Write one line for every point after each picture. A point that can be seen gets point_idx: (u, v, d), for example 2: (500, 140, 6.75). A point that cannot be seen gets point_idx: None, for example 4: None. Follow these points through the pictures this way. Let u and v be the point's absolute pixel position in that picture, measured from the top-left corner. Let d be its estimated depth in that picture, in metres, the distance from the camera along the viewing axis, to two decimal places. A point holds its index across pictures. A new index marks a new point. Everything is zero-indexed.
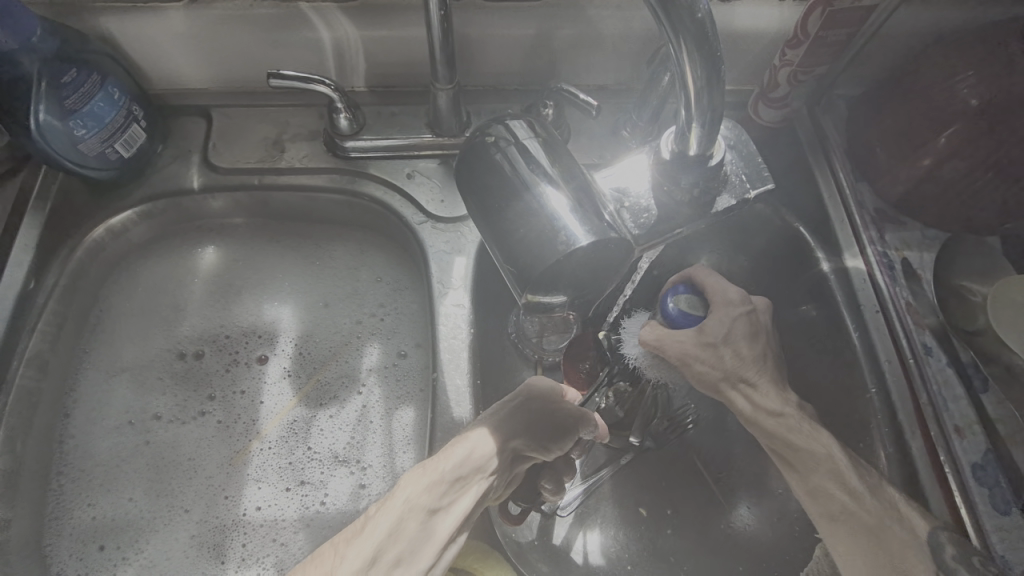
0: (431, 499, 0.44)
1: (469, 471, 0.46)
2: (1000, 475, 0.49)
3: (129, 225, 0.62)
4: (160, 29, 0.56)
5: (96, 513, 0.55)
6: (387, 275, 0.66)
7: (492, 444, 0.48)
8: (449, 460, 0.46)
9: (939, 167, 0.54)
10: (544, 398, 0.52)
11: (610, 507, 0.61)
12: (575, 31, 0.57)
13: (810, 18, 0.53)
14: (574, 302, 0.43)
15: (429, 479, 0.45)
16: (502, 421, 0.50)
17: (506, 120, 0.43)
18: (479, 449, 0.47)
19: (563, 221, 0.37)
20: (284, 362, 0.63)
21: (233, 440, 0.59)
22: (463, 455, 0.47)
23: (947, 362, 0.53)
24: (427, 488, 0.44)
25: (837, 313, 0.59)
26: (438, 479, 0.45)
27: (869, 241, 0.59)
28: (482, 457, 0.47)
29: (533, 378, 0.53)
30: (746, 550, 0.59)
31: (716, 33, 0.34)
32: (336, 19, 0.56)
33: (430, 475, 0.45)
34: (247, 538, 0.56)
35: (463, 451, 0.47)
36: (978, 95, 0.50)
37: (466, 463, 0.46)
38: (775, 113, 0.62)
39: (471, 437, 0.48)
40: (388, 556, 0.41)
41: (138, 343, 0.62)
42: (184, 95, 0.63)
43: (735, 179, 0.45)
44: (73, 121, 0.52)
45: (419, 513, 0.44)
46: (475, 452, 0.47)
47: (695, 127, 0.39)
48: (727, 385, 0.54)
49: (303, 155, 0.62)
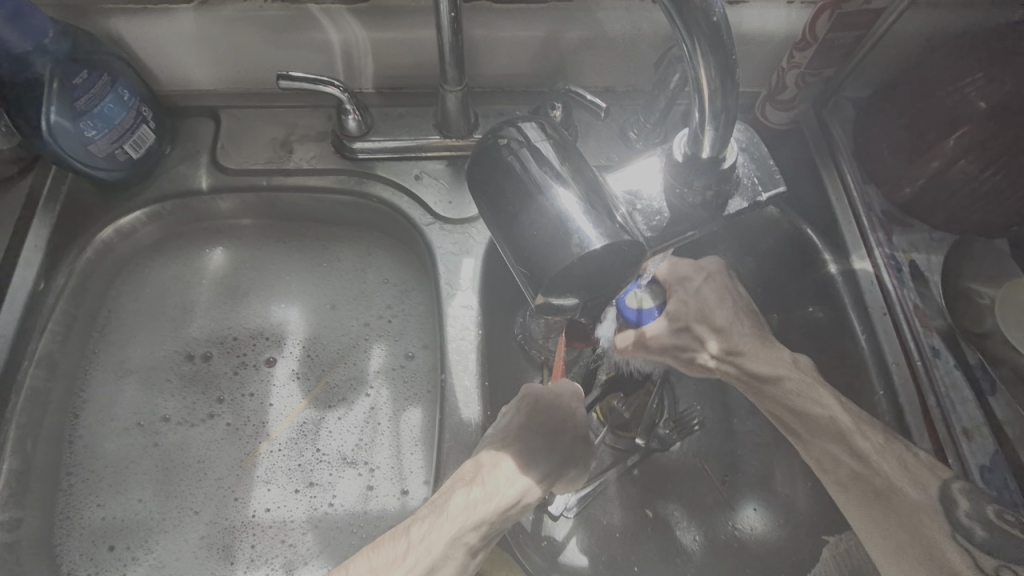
0: (475, 536, 0.44)
1: (514, 511, 0.46)
2: (1008, 478, 0.49)
3: (138, 225, 0.62)
4: (169, 30, 0.56)
5: (105, 513, 0.55)
6: (395, 277, 0.66)
7: (539, 489, 0.48)
8: (496, 500, 0.45)
9: (948, 169, 0.54)
10: (574, 431, 0.51)
11: (617, 508, 0.61)
12: (584, 34, 0.57)
13: (819, 20, 0.53)
14: (586, 305, 0.43)
15: (475, 519, 0.44)
16: (531, 448, 0.49)
17: (517, 122, 0.43)
18: (526, 493, 0.47)
19: (577, 223, 0.37)
20: (292, 363, 0.63)
21: (242, 441, 0.59)
22: (513, 497, 0.46)
23: (955, 364, 0.54)
24: (474, 527, 0.44)
25: (845, 314, 0.59)
26: (487, 516, 0.45)
27: (876, 242, 0.59)
28: (526, 501, 0.47)
29: (569, 403, 0.53)
30: (753, 552, 0.59)
31: (730, 35, 0.34)
32: (346, 21, 0.56)
33: (483, 515, 0.45)
34: (256, 539, 0.56)
35: (512, 492, 0.46)
36: (986, 98, 0.50)
37: (512, 504, 0.46)
38: (782, 115, 0.63)
39: (520, 479, 0.47)
40: None
41: (147, 344, 0.62)
42: (191, 95, 0.63)
43: (746, 181, 0.45)
44: (84, 122, 0.52)
45: (459, 551, 0.44)
46: (522, 494, 0.47)
47: (708, 129, 0.39)
48: (720, 353, 0.55)
49: (311, 156, 0.62)
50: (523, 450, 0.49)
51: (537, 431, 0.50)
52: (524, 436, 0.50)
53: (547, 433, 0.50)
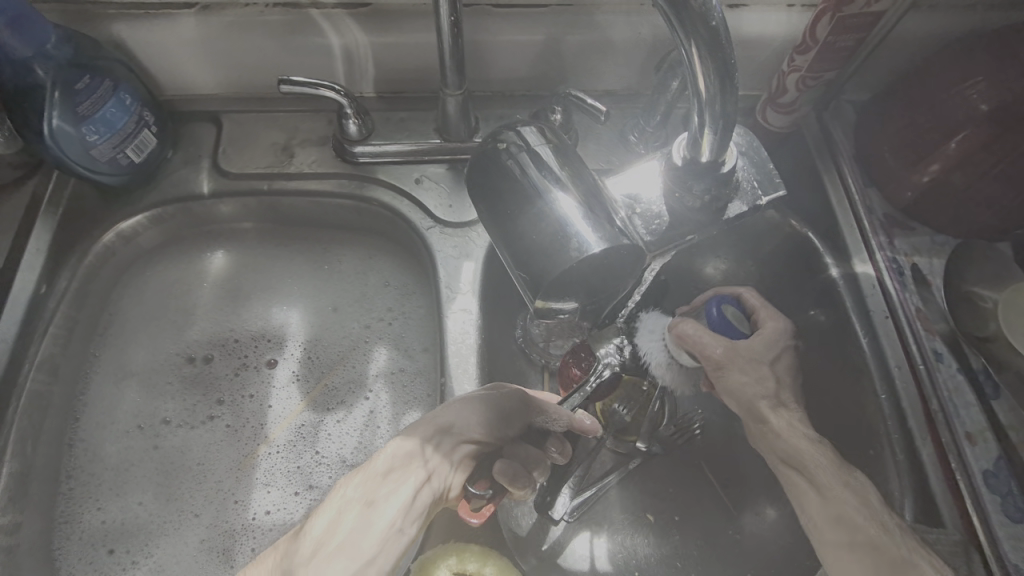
0: (370, 493, 0.48)
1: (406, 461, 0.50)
2: (1012, 483, 0.49)
3: (140, 229, 0.62)
4: (171, 35, 0.56)
5: (105, 516, 0.55)
6: (395, 280, 0.66)
7: (422, 441, 0.51)
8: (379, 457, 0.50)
9: (948, 172, 0.54)
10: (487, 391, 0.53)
11: (618, 512, 0.61)
12: (584, 38, 0.57)
13: (819, 24, 0.53)
14: (585, 309, 0.43)
15: (361, 476, 0.49)
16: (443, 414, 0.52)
17: (517, 125, 0.42)
18: (407, 451, 0.50)
19: (575, 227, 0.37)
20: (292, 366, 0.63)
21: (242, 444, 0.59)
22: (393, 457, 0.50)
23: (958, 369, 0.53)
24: (362, 486, 0.48)
25: (847, 318, 0.59)
26: (371, 475, 0.49)
27: (879, 246, 0.59)
28: (417, 457, 0.50)
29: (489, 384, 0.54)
30: (755, 559, 0.59)
31: (729, 39, 0.34)
32: (347, 27, 0.56)
33: (365, 473, 0.49)
34: (255, 542, 0.56)
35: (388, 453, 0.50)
36: (989, 100, 0.50)
37: (400, 462, 0.50)
38: (784, 118, 0.62)
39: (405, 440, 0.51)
40: (327, 547, 0.45)
41: (148, 348, 0.62)
42: (194, 100, 0.63)
43: (747, 185, 0.45)
44: (86, 127, 0.52)
45: (354, 505, 0.47)
46: (407, 449, 0.50)
47: (707, 133, 0.39)
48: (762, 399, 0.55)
49: (312, 159, 0.62)
50: (455, 419, 0.51)
51: (491, 412, 0.52)
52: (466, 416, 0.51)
53: (505, 421, 0.52)
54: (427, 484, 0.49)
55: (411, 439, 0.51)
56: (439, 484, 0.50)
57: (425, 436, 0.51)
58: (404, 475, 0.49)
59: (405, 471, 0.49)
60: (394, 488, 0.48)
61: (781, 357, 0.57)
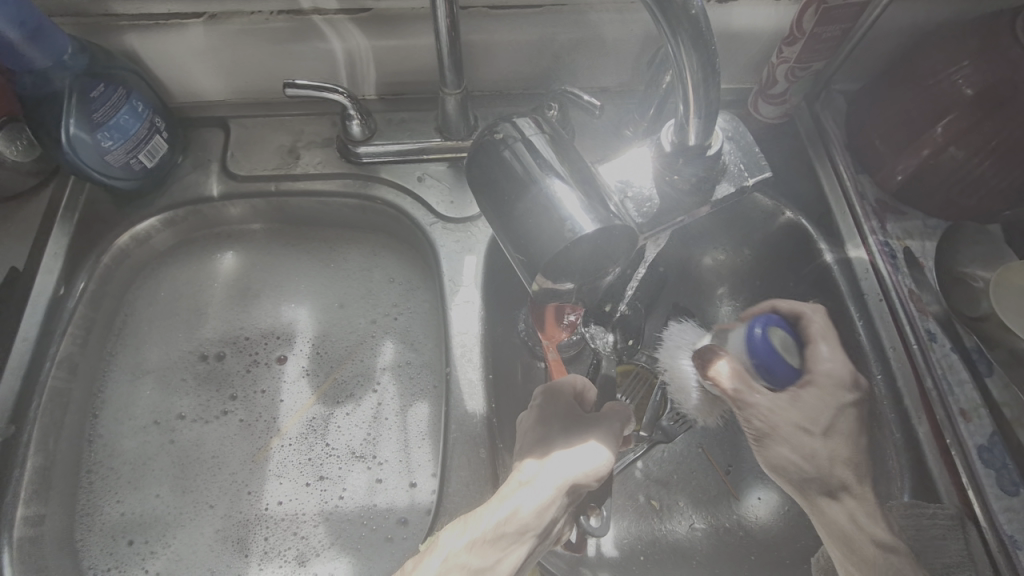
0: (520, 531, 0.45)
1: (548, 513, 0.46)
2: (1006, 457, 0.50)
3: (153, 232, 0.64)
4: (180, 45, 0.58)
5: (124, 508, 0.57)
6: (400, 277, 0.68)
7: (545, 509, 0.46)
8: (530, 502, 0.46)
9: (938, 155, 0.55)
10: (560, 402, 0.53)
11: (621, 499, 0.62)
12: (576, 35, 0.59)
13: (805, 16, 0.55)
14: (583, 290, 0.44)
15: (511, 513, 0.45)
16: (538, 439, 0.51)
17: (512, 118, 0.44)
18: (528, 507, 0.46)
19: (570, 212, 0.39)
20: (302, 362, 0.65)
21: (255, 438, 0.61)
22: (509, 512, 0.45)
23: (951, 347, 0.55)
24: (503, 518, 0.45)
25: (841, 302, 0.60)
26: (477, 540, 0.44)
27: (871, 231, 0.60)
28: (533, 528, 0.46)
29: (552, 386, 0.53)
30: (757, 539, 0.60)
31: (711, 30, 0.35)
32: (348, 31, 0.58)
33: (510, 519, 0.45)
34: (269, 532, 0.57)
35: (507, 511, 0.46)
36: (974, 84, 0.51)
37: (513, 527, 0.45)
38: (775, 109, 0.64)
39: (528, 490, 0.47)
40: None
41: (162, 346, 0.64)
42: (203, 108, 0.66)
43: (733, 168, 0.46)
44: (101, 134, 0.54)
45: (492, 536, 0.45)
46: (526, 520, 0.45)
47: (694, 120, 0.40)
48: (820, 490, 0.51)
49: (318, 161, 0.65)
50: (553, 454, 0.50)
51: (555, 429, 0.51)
52: (600, 454, 0.50)
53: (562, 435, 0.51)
54: (528, 555, 0.45)
55: (536, 502, 0.46)
56: (526, 562, 0.46)
57: (552, 502, 0.46)
58: (512, 545, 0.45)
59: (514, 540, 0.45)
60: (501, 559, 0.44)
61: (838, 423, 0.52)
